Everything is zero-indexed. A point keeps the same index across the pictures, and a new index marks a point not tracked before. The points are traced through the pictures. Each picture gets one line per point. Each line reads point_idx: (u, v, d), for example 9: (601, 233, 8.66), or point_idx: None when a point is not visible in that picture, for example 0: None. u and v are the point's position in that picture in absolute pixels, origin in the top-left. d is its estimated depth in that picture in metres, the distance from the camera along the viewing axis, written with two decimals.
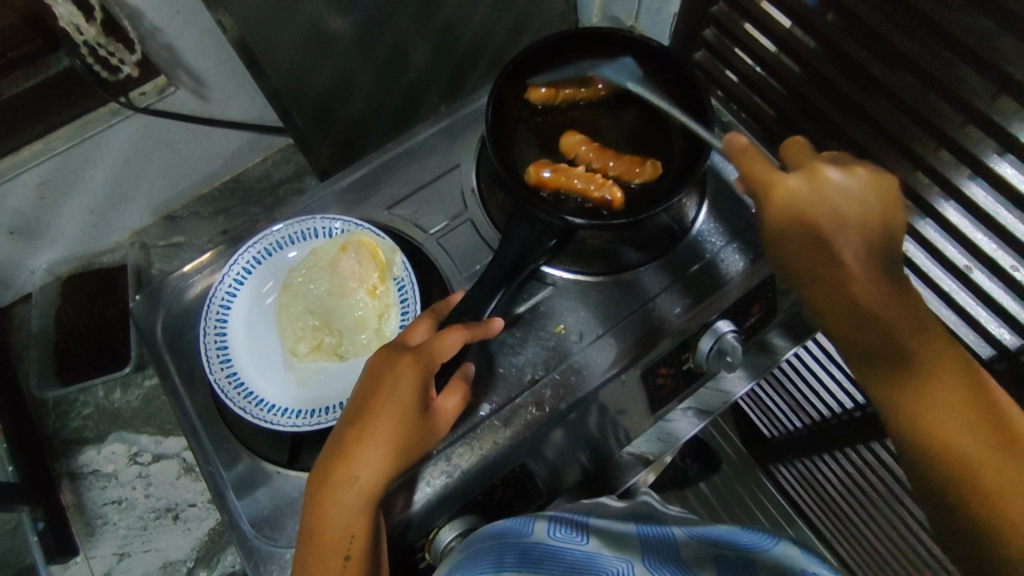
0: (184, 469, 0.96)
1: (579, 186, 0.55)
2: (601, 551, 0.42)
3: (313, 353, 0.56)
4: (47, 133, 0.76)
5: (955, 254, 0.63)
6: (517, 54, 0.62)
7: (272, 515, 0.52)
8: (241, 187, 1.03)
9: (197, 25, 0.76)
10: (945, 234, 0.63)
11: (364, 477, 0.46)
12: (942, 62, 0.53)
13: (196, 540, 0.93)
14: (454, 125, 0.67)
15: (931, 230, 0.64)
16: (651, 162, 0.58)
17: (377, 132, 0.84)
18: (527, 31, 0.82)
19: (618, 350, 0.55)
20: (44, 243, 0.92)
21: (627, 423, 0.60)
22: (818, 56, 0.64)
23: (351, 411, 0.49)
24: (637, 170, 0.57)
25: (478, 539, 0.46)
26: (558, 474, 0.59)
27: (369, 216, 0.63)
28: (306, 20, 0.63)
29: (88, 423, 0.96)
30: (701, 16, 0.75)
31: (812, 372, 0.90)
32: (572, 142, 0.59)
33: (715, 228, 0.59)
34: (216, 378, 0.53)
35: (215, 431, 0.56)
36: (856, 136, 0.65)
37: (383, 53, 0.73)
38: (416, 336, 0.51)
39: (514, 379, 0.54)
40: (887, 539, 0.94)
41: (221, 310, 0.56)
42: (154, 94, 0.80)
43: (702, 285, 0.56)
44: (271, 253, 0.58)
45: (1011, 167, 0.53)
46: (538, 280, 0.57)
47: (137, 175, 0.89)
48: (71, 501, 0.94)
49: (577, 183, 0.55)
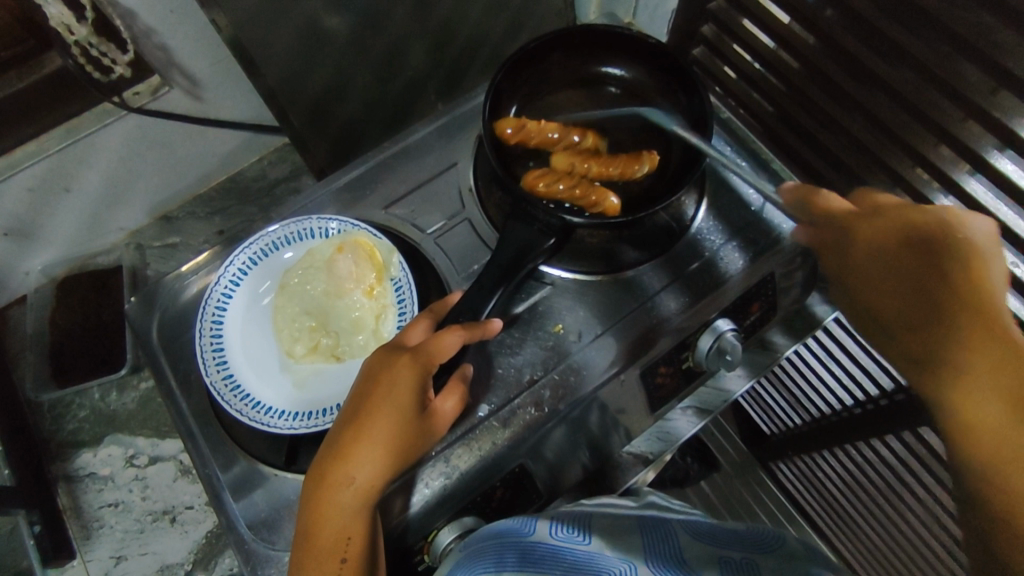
0: (180, 471, 0.95)
1: (578, 197, 0.54)
2: (601, 550, 0.42)
3: (310, 355, 0.55)
4: (40, 133, 0.75)
5: None
6: (515, 51, 0.61)
7: (269, 518, 0.52)
8: (238, 186, 1.02)
9: (191, 25, 0.75)
10: None
11: (361, 478, 0.46)
12: (942, 57, 0.53)
13: (193, 542, 0.93)
14: (452, 124, 0.66)
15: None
16: (647, 155, 0.57)
17: (373, 132, 0.83)
18: (524, 29, 0.82)
19: (617, 349, 0.54)
20: (38, 245, 0.91)
21: (627, 422, 0.60)
22: (818, 53, 0.64)
23: (347, 412, 0.49)
24: (637, 163, 0.57)
25: (478, 538, 0.46)
26: (558, 474, 0.59)
27: (367, 216, 0.63)
28: (302, 19, 0.62)
29: (84, 426, 0.96)
30: (699, 12, 0.74)
31: (812, 369, 0.90)
32: (558, 158, 0.57)
33: (715, 226, 0.59)
34: (212, 380, 0.52)
35: (212, 433, 0.55)
36: (855, 131, 0.65)
37: (380, 51, 0.73)
38: (414, 336, 0.50)
39: (512, 379, 0.53)
40: (887, 535, 0.94)
41: (216, 311, 0.55)
42: (148, 93, 0.79)
43: (702, 284, 0.56)
44: (267, 253, 0.58)
45: (1012, 162, 0.53)
46: (536, 279, 0.57)
47: (132, 175, 0.89)
48: (67, 505, 0.93)
49: (577, 193, 0.54)
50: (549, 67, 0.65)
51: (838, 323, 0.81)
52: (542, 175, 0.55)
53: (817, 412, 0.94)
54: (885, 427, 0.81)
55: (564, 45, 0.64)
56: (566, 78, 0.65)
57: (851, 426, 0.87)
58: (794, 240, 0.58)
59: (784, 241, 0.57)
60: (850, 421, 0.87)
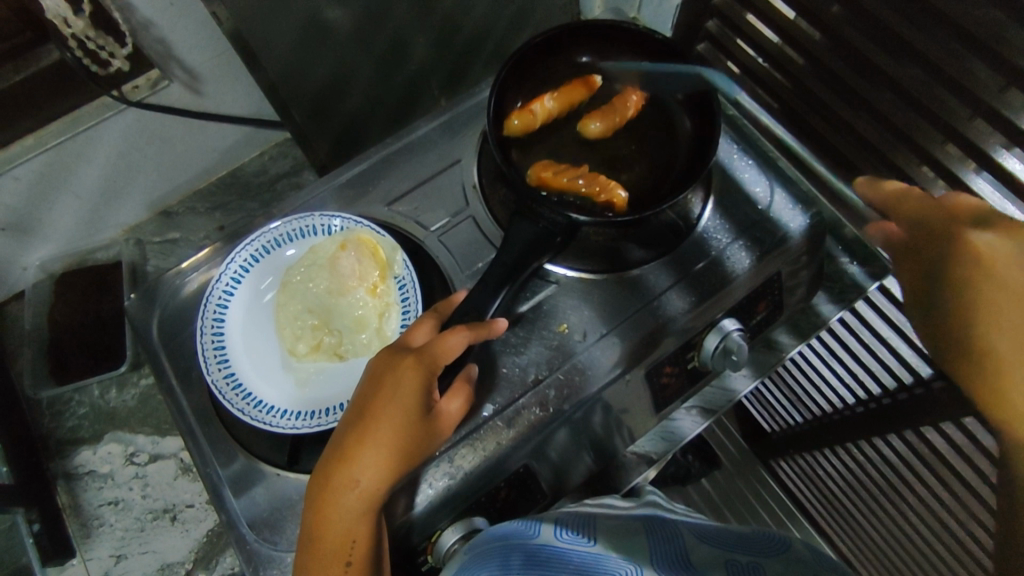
0: (181, 469, 0.95)
1: (582, 187, 0.53)
2: (607, 553, 0.41)
3: (312, 353, 0.55)
4: (38, 128, 0.74)
5: None
6: (521, 46, 0.60)
7: (270, 518, 0.51)
8: (238, 181, 1.01)
9: (190, 18, 0.74)
10: None
11: (365, 481, 0.45)
12: (951, 55, 0.52)
13: (193, 541, 0.92)
14: (456, 119, 0.66)
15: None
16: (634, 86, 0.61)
17: (375, 127, 0.83)
18: (527, 25, 0.81)
19: (623, 349, 0.54)
20: (36, 240, 0.90)
21: (632, 422, 0.60)
22: (825, 50, 0.63)
23: (350, 413, 0.48)
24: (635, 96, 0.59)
25: (483, 541, 0.46)
26: (563, 474, 0.59)
27: (369, 212, 0.62)
28: (303, 13, 0.62)
29: (83, 423, 0.95)
30: (704, 7, 0.73)
31: (814, 368, 0.89)
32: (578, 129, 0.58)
33: (721, 225, 0.58)
34: (213, 379, 0.51)
35: (213, 432, 0.55)
36: (862, 130, 0.64)
37: (382, 46, 0.72)
38: (417, 336, 0.50)
39: (517, 379, 0.53)
40: (888, 534, 0.94)
41: (218, 309, 0.55)
42: (147, 87, 0.78)
43: (708, 283, 0.56)
44: (269, 250, 0.57)
45: (1018, 161, 0.53)
46: (541, 278, 0.56)
47: (131, 170, 0.88)
48: (67, 503, 0.93)
49: (581, 184, 0.53)
50: (553, 63, 0.64)
51: (842, 322, 0.81)
52: (549, 164, 0.55)
53: (819, 410, 0.94)
54: (888, 426, 0.81)
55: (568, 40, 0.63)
56: (571, 74, 0.64)
57: (853, 426, 0.86)
58: (800, 239, 0.57)
59: (791, 240, 0.57)
60: (852, 421, 0.86)
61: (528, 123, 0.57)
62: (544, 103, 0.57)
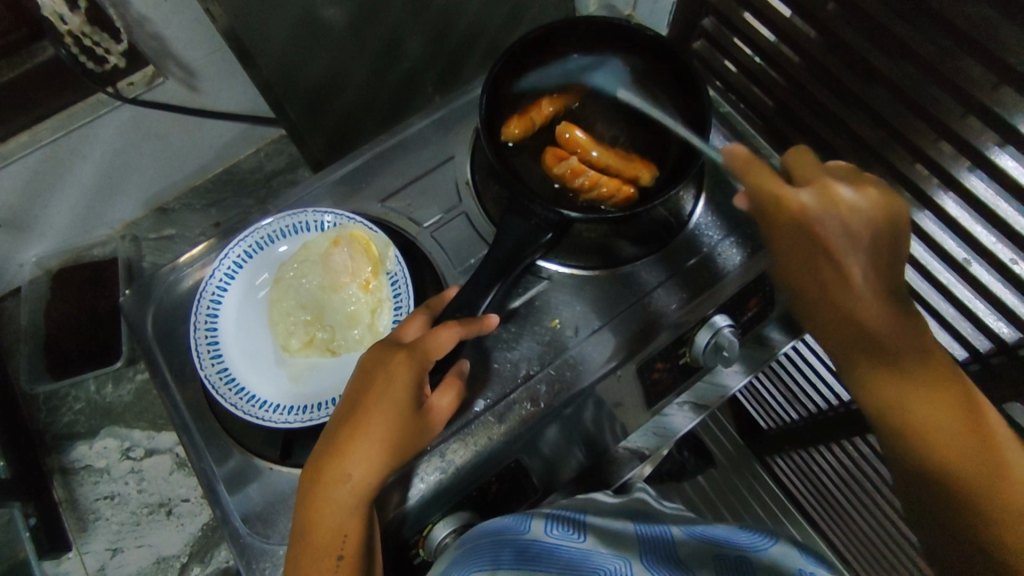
0: (177, 464, 0.95)
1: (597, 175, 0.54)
2: (599, 550, 0.41)
3: (305, 349, 0.55)
4: (33, 124, 0.75)
5: (936, 230, 0.63)
6: (515, 42, 0.60)
7: (263, 511, 0.52)
8: (235, 178, 1.02)
9: (186, 14, 0.75)
10: (923, 209, 0.63)
11: (357, 475, 0.46)
12: (944, 53, 0.52)
13: (189, 535, 0.93)
14: (449, 116, 0.66)
15: (943, 272, 0.65)
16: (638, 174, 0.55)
17: (369, 124, 0.83)
18: (523, 20, 0.80)
19: (615, 343, 0.54)
20: (33, 237, 0.90)
21: (624, 417, 0.60)
22: (818, 48, 0.63)
23: (344, 408, 0.48)
24: (637, 166, 0.55)
25: (473, 536, 0.46)
26: (555, 468, 0.59)
27: (362, 209, 0.62)
28: (297, 9, 0.62)
29: (80, 418, 0.96)
30: (699, 5, 0.73)
31: (809, 364, 0.89)
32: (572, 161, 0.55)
33: (713, 221, 0.58)
34: (206, 374, 0.52)
35: (207, 427, 0.55)
36: (855, 127, 0.64)
37: (377, 42, 0.72)
38: (410, 332, 0.50)
39: (508, 375, 0.53)
40: (881, 529, 0.95)
41: (211, 305, 0.55)
42: (143, 84, 0.78)
43: (700, 279, 0.56)
44: (263, 246, 0.58)
45: (1012, 159, 0.53)
46: (534, 274, 0.57)
47: (126, 166, 0.88)
48: (63, 497, 0.93)
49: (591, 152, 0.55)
50: (547, 62, 0.64)
51: None
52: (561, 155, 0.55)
53: (814, 408, 0.94)
54: None
55: (561, 37, 0.63)
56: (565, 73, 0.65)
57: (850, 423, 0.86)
58: None
59: None
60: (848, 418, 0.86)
61: (527, 128, 0.58)
62: (542, 109, 0.58)
